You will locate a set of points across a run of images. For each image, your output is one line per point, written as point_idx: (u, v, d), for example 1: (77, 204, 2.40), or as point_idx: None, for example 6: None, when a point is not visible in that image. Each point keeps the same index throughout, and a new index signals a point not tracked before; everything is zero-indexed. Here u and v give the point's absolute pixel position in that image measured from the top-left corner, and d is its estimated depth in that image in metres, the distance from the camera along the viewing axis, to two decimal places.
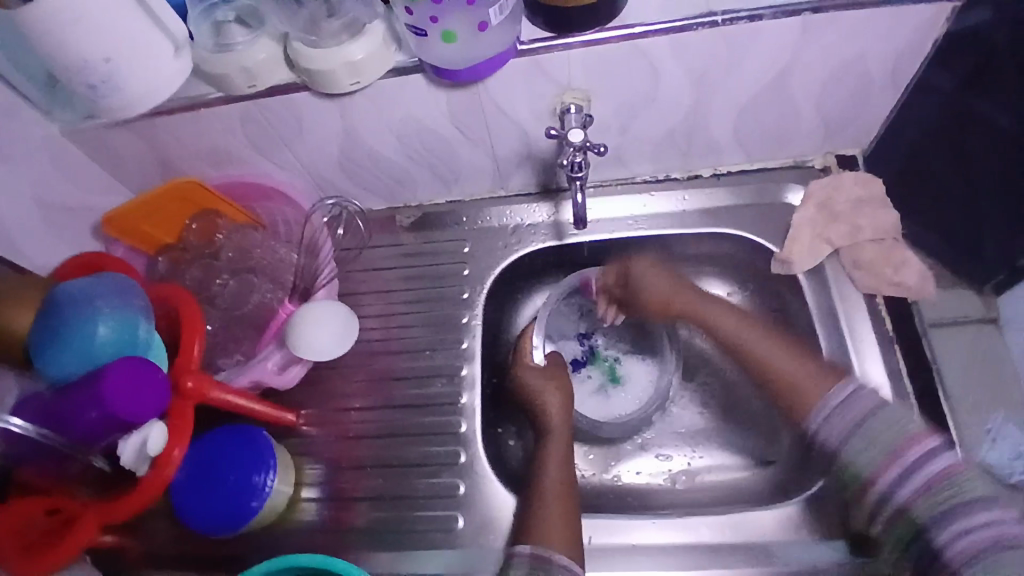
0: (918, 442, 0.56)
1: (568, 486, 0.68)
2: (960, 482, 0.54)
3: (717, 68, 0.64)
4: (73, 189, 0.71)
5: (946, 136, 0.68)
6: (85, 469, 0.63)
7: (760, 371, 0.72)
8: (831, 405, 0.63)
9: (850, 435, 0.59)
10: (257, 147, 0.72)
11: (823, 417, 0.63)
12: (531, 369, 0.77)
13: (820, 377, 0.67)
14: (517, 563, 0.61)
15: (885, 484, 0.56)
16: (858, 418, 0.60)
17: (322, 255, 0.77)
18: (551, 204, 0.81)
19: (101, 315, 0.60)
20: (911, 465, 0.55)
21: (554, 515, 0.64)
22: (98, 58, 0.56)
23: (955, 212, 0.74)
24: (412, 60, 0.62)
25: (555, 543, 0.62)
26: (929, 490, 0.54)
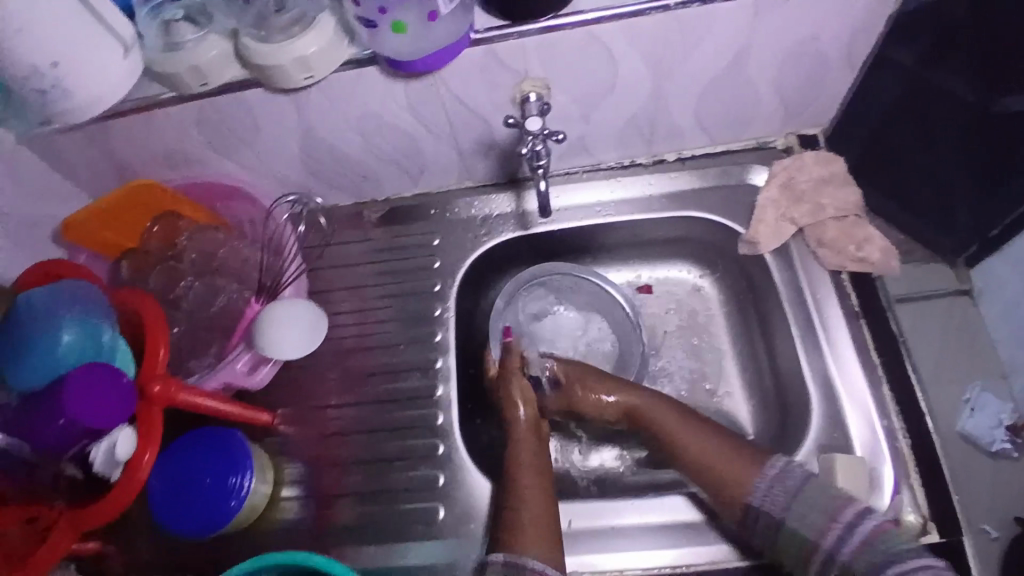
0: (851, 504, 0.60)
1: (545, 482, 0.68)
2: (890, 537, 0.57)
3: (673, 52, 0.64)
4: (29, 198, 0.70)
5: (907, 107, 0.70)
6: (55, 480, 0.62)
7: (685, 451, 0.70)
8: (765, 483, 0.64)
9: (790, 503, 0.61)
10: (216, 146, 0.71)
11: (765, 483, 0.63)
12: (513, 381, 0.74)
13: (745, 462, 0.66)
14: (491, 572, 0.60)
15: (829, 544, 0.59)
16: (791, 488, 0.62)
17: (288, 253, 0.77)
18: (515, 193, 0.82)
19: (62, 322, 0.59)
20: (844, 522, 0.59)
21: (531, 513, 0.64)
22: (46, 64, 0.54)
23: (925, 184, 0.75)
24: (366, 52, 0.62)
25: (534, 549, 0.61)
26: (866, 546, 0.57)
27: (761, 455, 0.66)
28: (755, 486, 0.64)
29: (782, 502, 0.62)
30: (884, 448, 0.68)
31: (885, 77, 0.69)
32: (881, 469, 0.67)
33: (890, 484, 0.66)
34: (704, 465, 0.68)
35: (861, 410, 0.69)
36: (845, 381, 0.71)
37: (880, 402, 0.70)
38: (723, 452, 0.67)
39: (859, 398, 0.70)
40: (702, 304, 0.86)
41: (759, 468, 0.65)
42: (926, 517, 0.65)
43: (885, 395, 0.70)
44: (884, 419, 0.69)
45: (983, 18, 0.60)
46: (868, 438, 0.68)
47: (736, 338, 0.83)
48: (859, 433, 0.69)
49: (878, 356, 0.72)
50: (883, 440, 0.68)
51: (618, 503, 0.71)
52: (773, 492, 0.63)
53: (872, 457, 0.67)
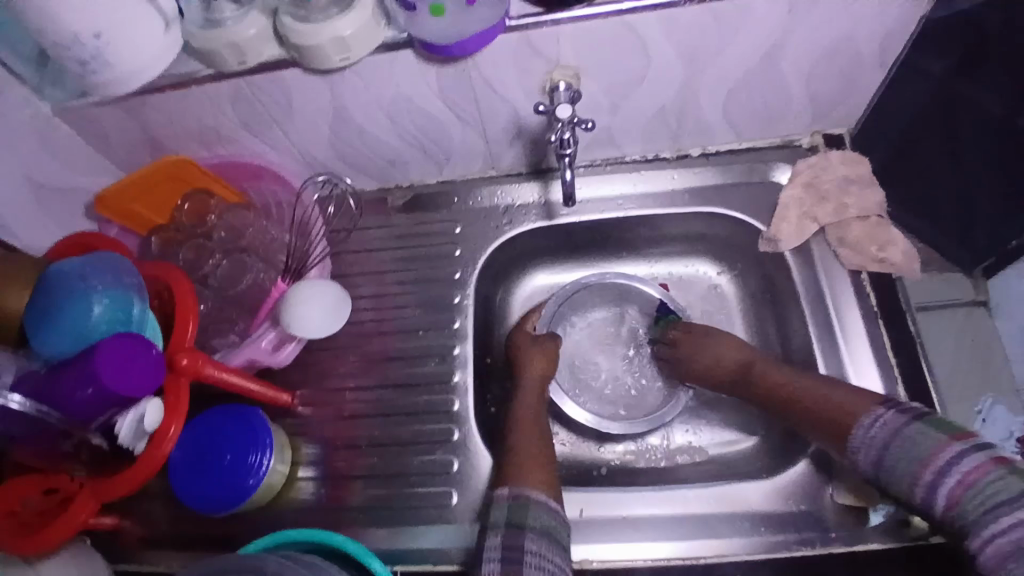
0: (952, 444, 0.54)
1: (546, 438, 0.71)
2: (992, 485, 0.51)
3: (706, 45, 0.65)
4: (62, 170, 0.71)
5: (935, 119, 0.72)
6: (76, 450, 0.63)
7: (797, 406, 0.67)
8: (868, 427, 0.59)
9: (889, 446, 0.57)
10: (247, 126, 0.72)
11: (873, 423, 0.59)
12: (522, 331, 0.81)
13: (851, 401, 0.62)
14: (497, 504, 0.62)
15: (922, 493, 0.55)
16: (887, 438, 0.58)
17: (314, 235, 0.78)
18: (541, 184, 0.82)
19: (94, 292, 0.60)
20: (934, 472, 0.54)
21: (533, 452, 0.68)
22: (88, 34, 0.55)
23: (952, 195, 0.77)
24: (402, 35, 0.62)
25: (532, 480, 0.64)
26: (969, 490, 0.52)
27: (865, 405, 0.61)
28: (865, 426, 0.60)
29: (878, 455, 0.58)
30: None
31: (913, 88, 0.71)
32: None
33: None
34: (796, 403, 0.66)
35: None
36: (862, 381, 0.71)
37: (896, 403, 0.70)
38: (835, 394, 0.63)
39: None
40: (719, 302, 0.86)
41: (868, 410, 0.61)
42: None
43: (902, 397, 0.70)
44: None
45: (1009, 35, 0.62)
46: None
47: (753, 335, 0.84)
48: None
49: (896, 358, 0.72)
50: None
51: (629, 494, 0.71)
52: (879, 439, 0.58)
53: None
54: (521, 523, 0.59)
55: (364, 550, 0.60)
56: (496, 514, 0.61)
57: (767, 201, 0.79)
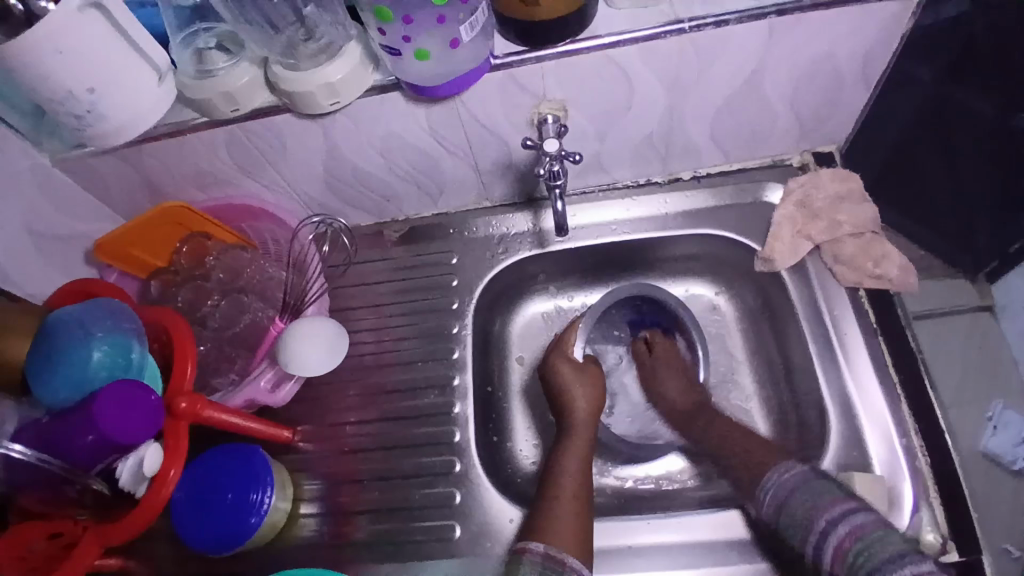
0: (836, 507, 0.58)
1: (583, 490, 0.68)
2: (882, 535, 0.55)
3: (689, 74, 0.66)
4: (65, 218, 0.73)
5: (923, 127, 0.75)
6: (82, 494, 0.62)
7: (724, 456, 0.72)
8: (772, 482, 0.64)
9: (787, 498, 0.61)
10: (242, 168, 0.74)
11: (780, 477, 0.63)
12: (563, 360, 0.77)
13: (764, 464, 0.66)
14: (529, 559, 0.61)
15: (813, 546, 0.58)
16: (790, 487, 0.62)
17: (311, 271, 0.79)
18: (533, 212, 0.83)
19: (93, 339, 0.61)
20: (820, 526, 0.58)
21: (568, 507, 0.65)
22: (82, 89, 0.57)
23: (949, 199, 0.82)
24: (390, 78, 0.64)
25: (566, 542, 0.62)
26: (848, 548, 0.55)
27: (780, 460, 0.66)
28: (769, 484, 0.64)
29: (781, 499, 0.62)
30: (903, 465, 0.67)
31: (902, 100, 0.72)
32: (902, 488, 0.66)
33: (909, 502, 0.65)
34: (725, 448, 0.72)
35: (882, 428, 0.69)
36: (864, 398, 0.70)
37: (900, 420, 0.69)
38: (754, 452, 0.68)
39: (877, 416, 0.69)
40: (718, 322, 0.86)
41: (778, 468, 0.65)
42: (945, 537, 0.64)
43: (905, 412, 0.69)
44: (904, 437, 0.68)
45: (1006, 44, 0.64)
46: (888, 455, 0.68)
47: (753, 354, 0.83)
48: (878, 450, 0.68)
49: (897, 373, 0.71)
50: (901, 459, 0.67)
51: (633, 522, 0.70)
52: (780, 486, 0.63)
53: (891, 475, 0.67)
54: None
55: None
56: (525, 573, 0.60)
57: (759, 221, 0.79)
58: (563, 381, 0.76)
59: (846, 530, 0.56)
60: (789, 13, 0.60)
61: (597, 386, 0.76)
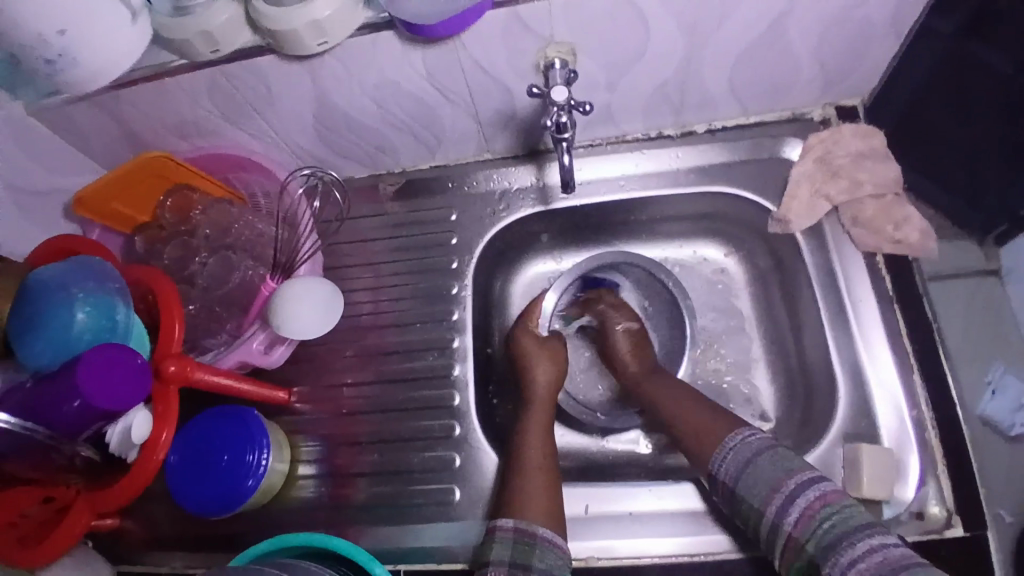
0: (800, 473, 0.56)
1: (550, 457, 0.68)
2: (841, 507, 0.52)
3: (710, 17, 0.60)
4: (41, 168, 0.69)
5: (939, 90, 0.68)
6: (71, 462, 0.60)
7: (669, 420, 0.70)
8: (727, 448, 0.61)
9: (742, 470, 0.58)
10: (227, 116, 0.69)
11: (735, 442, 0.61)
12: (528, 334, 0.77)
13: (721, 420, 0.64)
14: (501, 537, 0.61)
15: (773, 513, 0.55)
16: (748, 458, 0.59)
17: (303, 227, 0.75)
18: (537, 166, 0.78)
19: (76, 300, 0.58)
20: (786, 493, 0.55)
21: (536, 477, 0.65)
22: (52, 31, 0.52)
23: (967, 181, 0.75)
24: (382, 16, 0.58)
25: (538, 515, 0.61)
26: (810, 518, 0.53)
27: (735, 426, 0.63)
28: (722, 448, 0.62)
29: (738, 467, 0.59)
30: (912, 435, 0.66)
31: (921, 55, 0.66)
32: (908, 463, 0.65)
33: (915, 475, 0.65)
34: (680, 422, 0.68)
35: (892, 397, 0.67)
36: (876, 365, 0.68)
37: (911, 389, 0.67)
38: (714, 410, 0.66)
39: (889, 385, 0.68)
40: (726, 285, 0.83)
41: (734, 430, 0.63)
42: (950, 512, 0.63)
43: (917, 381, 0.68)
44: (915, 410, 0.67)
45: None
46: (897, 426, 0.66)
47: (761, 318, 0.81)
48: (888, 421, 0.67)
49: (911, 342, 0.69)
50: (910, 429, 0.66)
51: (631, 488, 0.70)
52: (739, 450, 0.60)
53: (899, 447, 0.66)
54: (526, 564, 0.58)
55: (348, 545, 0.59)
56: (498, 551, 0.60)
57: (775, 179, 0.75)
58: (528, 351, 0.75)
59: (811, 496, 0.54)
60: None
61: (560, 365, 0.75)
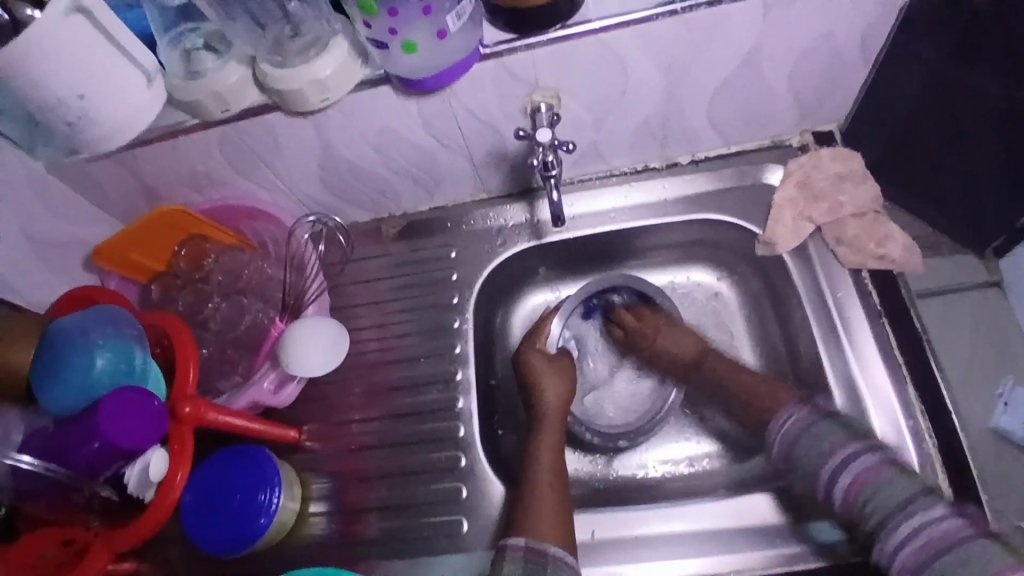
0: (847, 446, 0.60)
1: (560, 473, 0.69)
2: (877, 487, 0.57)
3: (683, 57, 0.65)
4: (61, 225, 0.73)
5: (932, 107, 0.74)
6: (89, 498, 0.63)
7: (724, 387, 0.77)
8: (784, 423, 0.66)
9: (796, 441, 0.64)
10: (237, 168, 0.73)
11: (790, 425, 0.65)
12: (533, 351, 0.78)
13: (773, 394, 0.71)
14: (511, 556, 0.60)
15: (825, 488, 0.60)
16: (802, 427, 0.64)
17: (310, 271, 0.79)
18: (530, 203, 0.82)
19: (96, 346, 0.61)
20: (839, 461, 0.59)
21: (548, 495, 0.66)
22: (72, 96, 0.57)
23: (959, 188, 0.81)
24: (379, 73, 0.63)
25: (549, 533, 0.62)
26: (859, 492, 0.57)
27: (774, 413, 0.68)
28: (781, 426, 0.66)
29: (788, 441, 0.64)
30: (911, 447, 0.66)
31: (911, 76, 0.71)
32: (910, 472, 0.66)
33: None
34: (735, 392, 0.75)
35: (890, 412, 0.68)
36: (871, 380, 0.70)
37: (907, 402, 0.68)
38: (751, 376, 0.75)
39: (884, 398, 0.69)
40: (723, 309, 0.85)
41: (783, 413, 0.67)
42: None
43: (912, 394, 0.69)
44: (911, 420, 0.67)
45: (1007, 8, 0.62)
46: (896, 439, 0.67)
47: (756, 339, 0.82)
48: (886, 433, 0.67)
49: (904, 356, 0.70)
50: (909, 440, 0.67)
51: (639, 512, 0.70)
52: (800, 432, 0.64)
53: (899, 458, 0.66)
54: None
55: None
56: (510, 569, 0.59)
57: (760, 204, 0.78)
58: (536, 371, 0.77)
59: (855, 475, 0.58)
60: None
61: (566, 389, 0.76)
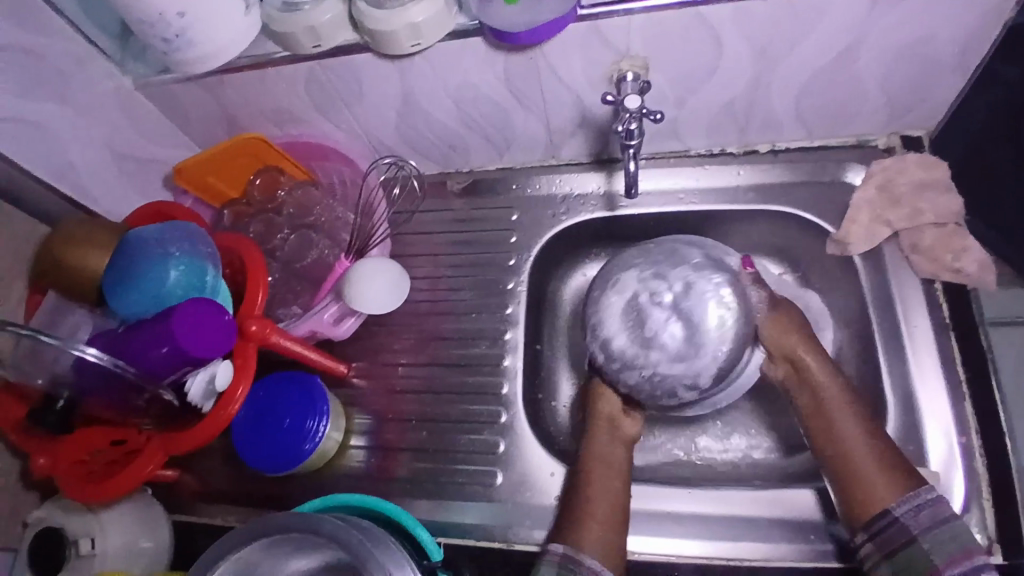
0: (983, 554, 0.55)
1: (624, 485, 0.67)
2: None
3: (781, 40, 0.63)
4: (143, 141, 0.76)
5: (1001, 120, 0.64)
6: (149, 404, 0.66)
7: (831, 450, 0.64)
8: (902, 505, 0.59)
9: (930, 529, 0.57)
10: (318, 107, 0.74)
11: (906, 506, 0.59)
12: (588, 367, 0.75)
13: (891, 481, 0.60)
14: (548, 560, 0.62)
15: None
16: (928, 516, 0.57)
17: (377, 215, 0.80)
18: (605, 174, 0.81)
19: (172, 259, 0.64)
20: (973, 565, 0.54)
21: (603, 503, 0.65)
22: (173, 13, 0.58)
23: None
24: (473, 23, 0.63)
25: (592, 546, 0.62)
26: None
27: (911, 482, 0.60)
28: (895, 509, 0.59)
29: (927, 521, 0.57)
30: (958, 462, 0.66)
31: (991, 84, 0.64)
32: (953, 486, 0.65)
33: (959, 499, 0.64)
34: (832, 454, 0.64)
35: (942, 426, 0.67)
36: (925, 393, 0.68)
37: (961, 419, 0.67)
38: (870, 444, 0.62)
39: (938, 411, 0.67)
40: None
41: (903, 493, 0.60)
42: (991, 539, 0.63)
43: (968, 410, 0.67)
44: (963, 437, 0.66)
45: None
46: (945, 452, 0.66)
47: None
48: (936, 445, 0.66)
49: (965, 372, 0.68)
50: (958, 457, 0.66)
51: (678, 493, 0.70)
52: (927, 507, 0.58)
53: (945, 471, 0.65)
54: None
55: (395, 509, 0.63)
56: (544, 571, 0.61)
57: (834, 202, 0.77)
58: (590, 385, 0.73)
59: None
60: None
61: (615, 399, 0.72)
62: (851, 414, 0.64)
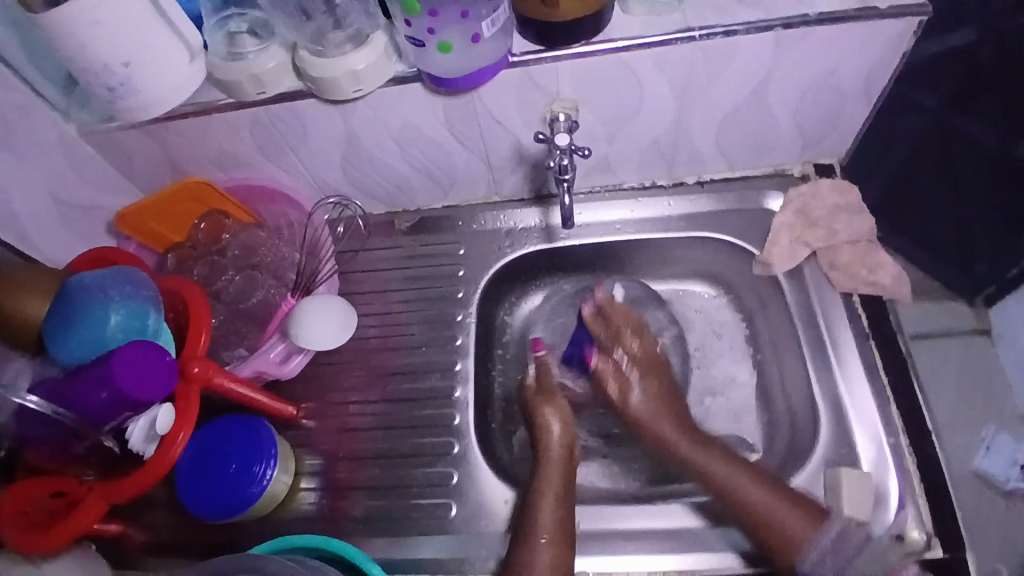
0: None
1: (566, 509, 0.67)
2: None
3: (698, 82, 0.69)
4: (84, 188, 0.75)
5: (926, 150, 0.75)
6: (88, 451, 0.65)
7: (739, 508, 0.67)
8: (825, 538, 0.64)
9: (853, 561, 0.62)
10: (264, 151, 0.76)
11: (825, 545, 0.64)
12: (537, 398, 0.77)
13: (802, 518, 0.65)
14: None
15: None
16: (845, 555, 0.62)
17: (323, 254, 0.82)
18: (542, 209, 0.85)
19: (112, 304, 0.63)
20: None
21: (553, 523, 0.66)
22: (118, 63, 0.60)
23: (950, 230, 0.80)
24: (412, 70, 0.67)
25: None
26: None
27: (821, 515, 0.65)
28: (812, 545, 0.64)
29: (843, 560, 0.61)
30: (891, 465, 0.69)
31: (907, 120, 0.74)
32: (888, 486, 0.68)
33: (895, 501, 0.67)
34: (737, 508, 0.67)
35: (871, 431, 0.71)
36: (854, 402, 0.72)
37: (888, 423, 0.71)
38: (768, 489, 0.66)
39: (867, 417, 0.71)
40: (720, 321, 0.86)
41: (817, 527, 0.64)
42: (930, 534, 0.66)
43: (893, 415, 0.71)
44: (892, 439, 0.70)
45: (981, 71, 0.66)
46: (876, 456, 0.70)
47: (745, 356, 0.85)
48: (866, 450, 0.70)
49: (887, 380, 0.73)
50: (889, 460, 0.69)
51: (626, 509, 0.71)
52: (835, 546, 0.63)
53: (878, 474, 0.69)
54: None
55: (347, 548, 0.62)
56: None
57: (759, 226, 0.82)
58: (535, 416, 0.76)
59: None
60: (796, 25, 0.63)
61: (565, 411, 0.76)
62: (742, 472, 0.68)
